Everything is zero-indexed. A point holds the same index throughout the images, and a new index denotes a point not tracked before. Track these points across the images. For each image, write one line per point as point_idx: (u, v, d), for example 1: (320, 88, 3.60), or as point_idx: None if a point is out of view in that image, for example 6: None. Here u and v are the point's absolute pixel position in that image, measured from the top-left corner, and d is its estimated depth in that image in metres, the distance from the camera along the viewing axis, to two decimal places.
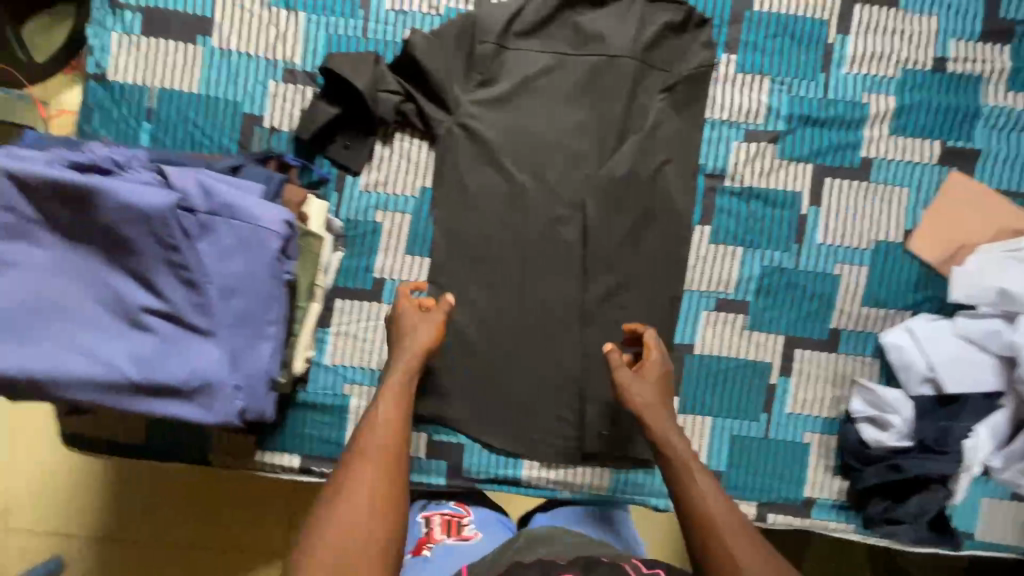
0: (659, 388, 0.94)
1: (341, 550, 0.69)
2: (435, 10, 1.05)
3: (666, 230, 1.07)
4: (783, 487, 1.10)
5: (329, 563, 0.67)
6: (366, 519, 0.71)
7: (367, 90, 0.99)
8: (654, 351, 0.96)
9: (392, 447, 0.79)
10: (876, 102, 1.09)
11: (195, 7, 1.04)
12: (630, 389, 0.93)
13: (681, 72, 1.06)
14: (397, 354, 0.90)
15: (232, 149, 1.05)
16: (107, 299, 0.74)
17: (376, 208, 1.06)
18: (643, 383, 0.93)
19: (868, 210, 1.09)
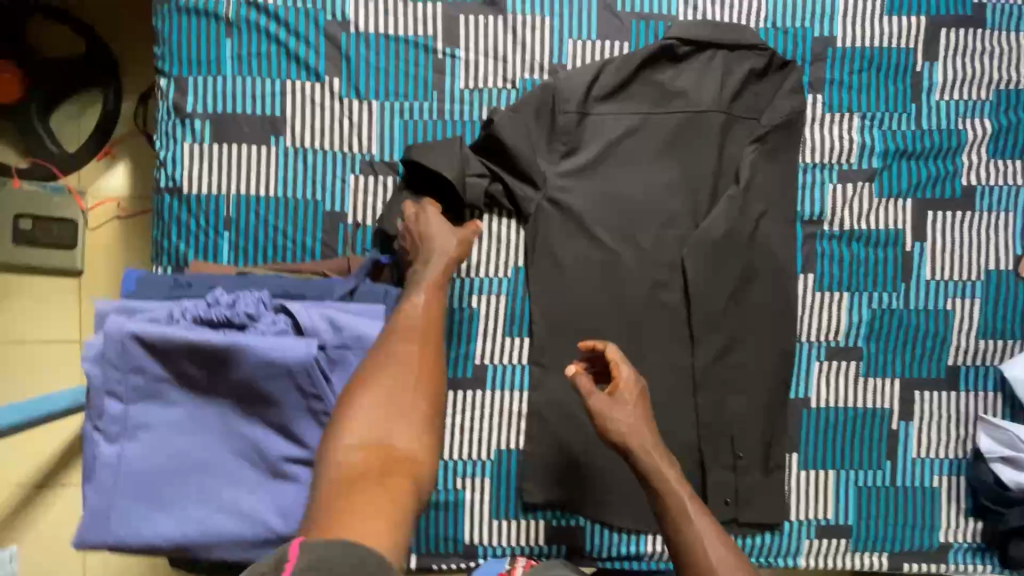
0: (640, 407, 0.88)
1: (380, 441, 0.64)
2: (510, 84, 1.02)
3: (769, 285, 1.03)
4: (916, 535, 1.06)
5: (357, 456, 0.63)
6: (400, 426, 0.66)
7: (456, 178, 0.95)
8: (623, 368, 0.90)
9: (423, 331, 0.73)
10: (972, 126, 1.05)
11: (265, 108, 1.01)
12: (608, 415, 0.87)
13: (771, 121, 1.02)
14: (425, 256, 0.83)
15: (317, 249, 1.02)
16: (244, 449, 0.71)
17: (471, 294, 1.03)
18: (621, 409, 0.87)
19: (974, 240, 1.05)
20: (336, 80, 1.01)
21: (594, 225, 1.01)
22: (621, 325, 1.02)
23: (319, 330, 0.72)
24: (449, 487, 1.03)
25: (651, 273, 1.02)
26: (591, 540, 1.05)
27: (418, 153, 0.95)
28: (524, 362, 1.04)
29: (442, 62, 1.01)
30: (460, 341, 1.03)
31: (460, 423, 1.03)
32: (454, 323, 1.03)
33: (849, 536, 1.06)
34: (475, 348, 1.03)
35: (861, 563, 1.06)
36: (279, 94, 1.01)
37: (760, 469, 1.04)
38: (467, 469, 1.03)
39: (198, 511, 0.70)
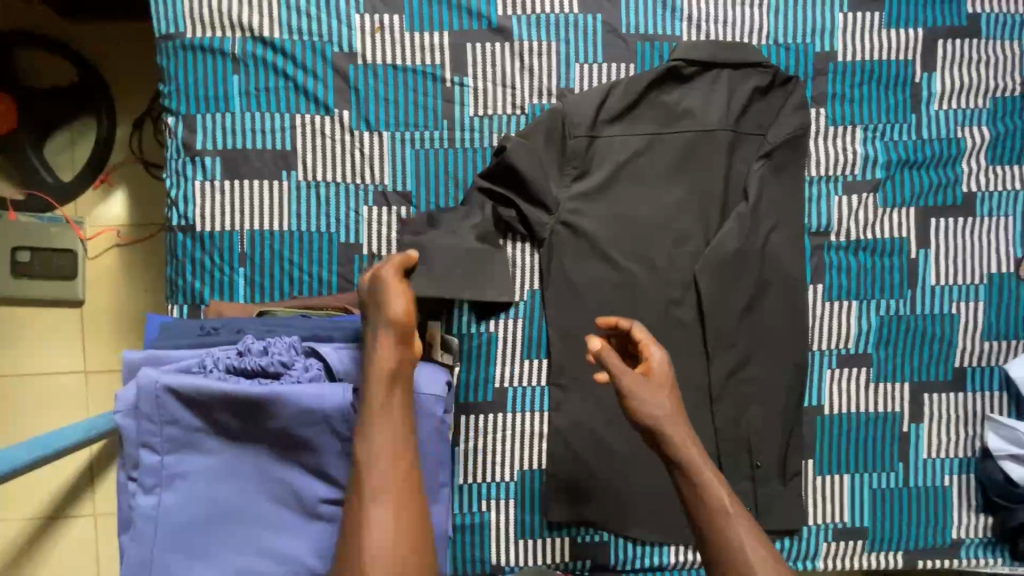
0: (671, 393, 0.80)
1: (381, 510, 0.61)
2: (519, 110, 1.03)
3: (780, 297, 1.06)
4: (929, 532, 1.09)
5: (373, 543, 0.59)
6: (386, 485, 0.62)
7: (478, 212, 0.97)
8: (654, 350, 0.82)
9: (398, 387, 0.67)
10: (971, 134, 1.08)
11: (276, 142, 1.01)
12: (634, 396, 0.78)
13: (777, 136, 1.04)
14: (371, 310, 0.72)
15: (333, 281, 1.02)
16: (281, 494, 0.72)
17: (488, 318, 1.04)
18: (654, 392, 0.78)
19: (976, 245, 1.08)
20: (345, 112, 1.01)
21: (608, 245, 1.03)
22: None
23: (351, 374, 0.72)
24: (474, 509, 1.04)
25: (665, 291, 1.04)
26: (616, 554, 1.07)
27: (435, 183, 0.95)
28: (543, 384, 1.05)
29: (451, 90, 1.02)
30: (480, 366, 1.04)
31: (483, 447, 1.04)
32: (473, 349, 1.04)
33: (865, 537, 1.09)
34: (494, 372, 1.04)
35: (876, 562, 1.09)
36: (289, 128, 1.01)
37: (778, 477, 1.06)
38: (491, 491, 1.04)
39: (238, 557, 0.71)
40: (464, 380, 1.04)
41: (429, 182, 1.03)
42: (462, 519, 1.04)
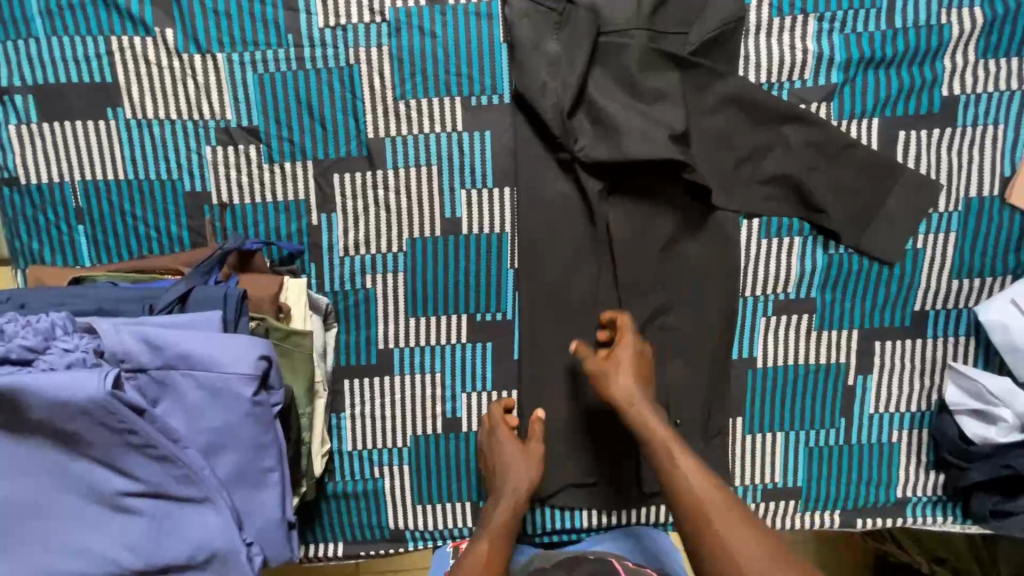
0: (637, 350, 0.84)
1: None
2: (379, 16, 0.84)
3: (706, 237, 0.89)
4: (871, 490, 0.98)
5: None
6: None
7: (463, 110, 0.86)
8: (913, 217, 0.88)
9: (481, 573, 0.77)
10: (958, 19, 0.85)
11: (94, 74, 0.85)
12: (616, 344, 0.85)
13: (703, 34, 0.84)
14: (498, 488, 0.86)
15: (186, 238, 0.89)
16: (78, 487, 0.63)
17: (364, 273, 0.91)
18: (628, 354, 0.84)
19: (953, 164, 0.88)
20: (169, 30, 0.84)
21: (661, 85, 0.84)
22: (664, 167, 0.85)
23: (135, 354, 0.61)
24: (367, 476, 0.97)
25: (757, 182, 0.88)
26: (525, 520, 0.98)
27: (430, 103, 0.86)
28: (457, 342, 0.93)
29: None
30: (359, 326, 0.93)
31: (372, 412, 0.95)
32: (348, 307, 0.92)
33: (799, 497, 0.98)
34: (376, 332, 0.93)
35: (813, 523, 0.99)
36: (106, 54, 0.84)
37: (700, 436, 0.95)
38: (384, 458, 0.97)
39: (39, 555, 0.63)
40: (342, 341, 0.93)
41: (279, 113, 0.86)
42: (354, 486, 0.97)
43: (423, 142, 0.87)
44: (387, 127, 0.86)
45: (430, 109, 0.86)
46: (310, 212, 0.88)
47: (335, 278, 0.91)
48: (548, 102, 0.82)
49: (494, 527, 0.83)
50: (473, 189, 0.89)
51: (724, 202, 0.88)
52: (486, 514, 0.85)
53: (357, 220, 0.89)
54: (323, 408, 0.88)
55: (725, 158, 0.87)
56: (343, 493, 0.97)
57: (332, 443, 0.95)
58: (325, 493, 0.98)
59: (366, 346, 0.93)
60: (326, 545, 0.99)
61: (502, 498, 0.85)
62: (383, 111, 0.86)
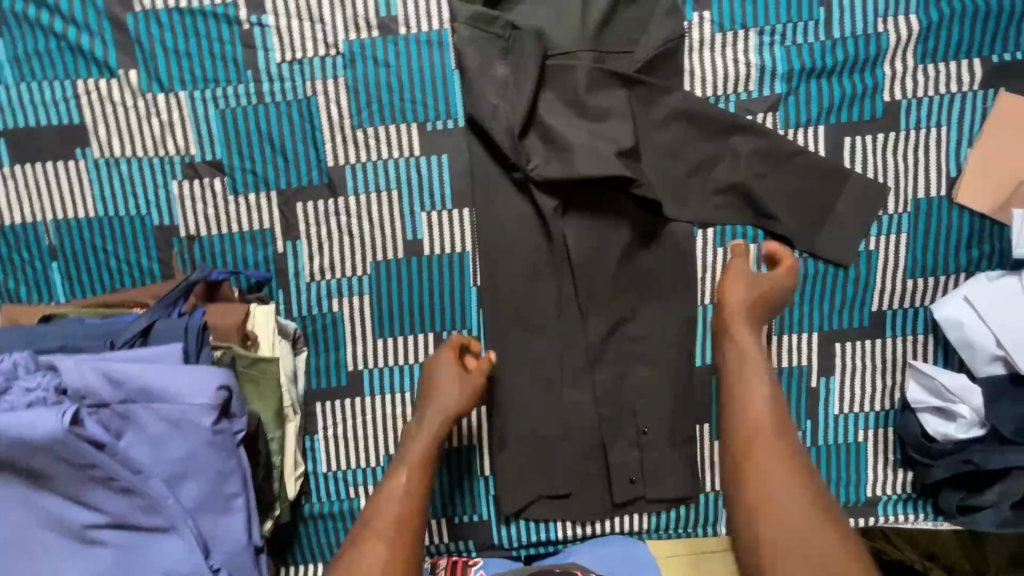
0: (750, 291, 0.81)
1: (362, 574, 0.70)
2: (334, 49, 0.87)
3: (662, 249, 0.92)
4: (842, 490, 0.99)
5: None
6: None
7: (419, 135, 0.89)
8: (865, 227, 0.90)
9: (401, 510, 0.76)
10: (895, 27, 0.87)
11: (62, 116, 0.88)
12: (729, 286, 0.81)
13: (647, 52, 0.86)
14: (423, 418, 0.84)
15: (156, 271, 0.92)
16: (46, 521, 0.65)
17: (330, 297, 0.93)
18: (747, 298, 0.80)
19: (900, 167, 0.90)
20: (132, 71, 0.87)
21: (609, 103, 0.86)
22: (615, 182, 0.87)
23: (96, 390, 0.64)
24: (343, 496, 0.99)
25: (709, 193, 0.90)
26: (500, 533, 1.00)
27: (386, 130, 0.89)
28: (425, 360, 0.95)
29: (250, 33, 0.86)
30: (328, 349, 0.95)
31: (345, 433, 0.97)
32: (317, 331, 0.94)
33: None
34: (345, 354, 0.95)
35: None
36: (73, 97, 0.87)
37: (667, 444, 0.96)
38: (358, 478, 0.98)
39: None
40: (312, 365, 0.95)
41: (241, 147, 0.89)
42: (331, 506, 0.98)
43: (382, 169, 0.90)
44: (347, 154, 0.89)
45: (387, 136, 0.89)
46: (275, 240, 0.91)
47: (303, 303, 0.93)
48: (499, 125, 0.85)
49: (414, 462, 0.80)
50: (433, 211, 0.91)
51: (676, 214, 0.90)
52: (407, 445, 0.83)
53: (321, 246, 0.91)
54: (294, 431, 0.90)
55: (676, 171, 0.90)
56: (320, 514, 0.99)
57: (307, 465, 0.97)
58: (303, 514, 0.99)
59: (336, 368, 0.95)
60: (306, 566, 1.00)
61: (427, 429, 0.83)
62: (342, 140, 0.89)
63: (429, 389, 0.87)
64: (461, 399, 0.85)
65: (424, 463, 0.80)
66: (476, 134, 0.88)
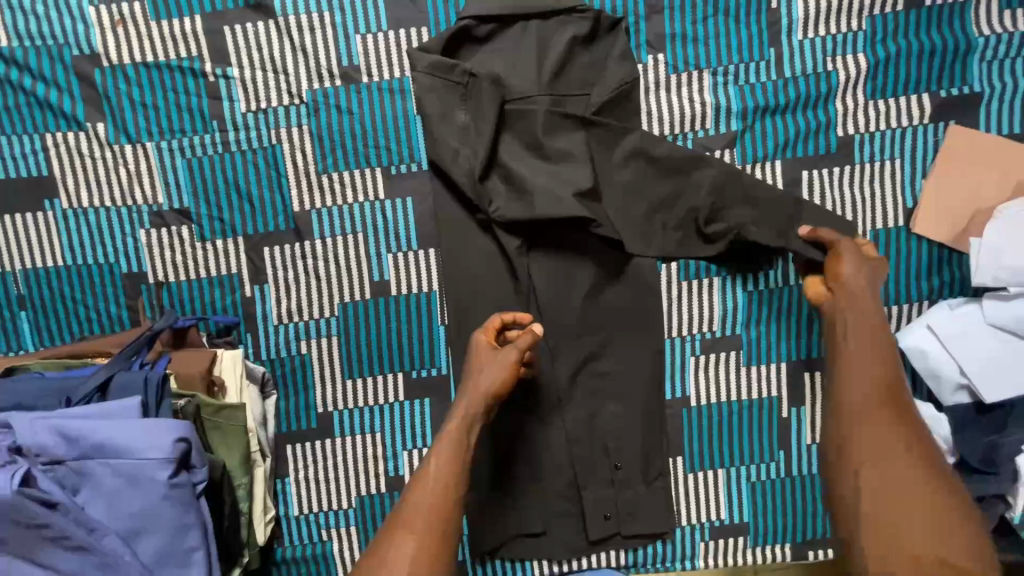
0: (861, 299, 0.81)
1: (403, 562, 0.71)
2: (298, 98, 0.89)
3: (627, 285, 0.93)
4: (818, 521, 0.98)
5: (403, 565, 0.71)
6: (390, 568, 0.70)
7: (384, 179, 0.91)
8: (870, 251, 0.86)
9: (439, 501, 0.75)
10: (844, 66, 0.90)
11: (31, 169, 0.89)
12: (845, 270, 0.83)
13: (603, 95, 0.88)
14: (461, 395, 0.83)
15: (124, 318, 0.92)
16: None
17: (299, 339, 0.93)
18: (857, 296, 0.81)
19: (857, 199, 0.92)
20: (100, 124, 0.88)
21: (567, 145, 0.88)
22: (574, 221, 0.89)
23: (50, 447, 0.64)
24: (316, 540, 0.97)
25: (670, 228, 0.91)
26: (477, 573, 0.99)
27: (351, 175, 0.90)
28: (395, 400, 0.95)
29: (215, 85, 0.88)
30: (298, 391, 0.95)
31: (317, 475, 0.97)
32: (286, 374, 0.94)
33: (746, 532, 0.99)
34: (315, 396, 0.95)
35: (763, 557, 0.99)
36: (41, 150, 0.89)
37: (641, 479, 0.96)
38: (331, 520, 0.97)
39: None
40: (282, 408, 0.95)
41: (209, 194, 0.90)
42: (304, 551, 0.97)
43: (348, 213, 0.91)
44: (313, 199, 0.91)
45: (352, 180, 0.90)
46: (243, 285, 0.92)
47: (272, 346, 0.93)
48: (460, 168, 0.87)
49: (450, 447, 0.79)
50: (400, 253, 0.92)
51: (638, 251, 0.91)
52: (446, 424, 0.81)
53: (289, 289, 0.92)
54: (263, 477, 0.89)
55: (636, 206, 0.90)
56: (292, 559, 0.97)
57: (278, 509, 0.96)
58: (275, 559, 0.98)
59: (306, 410, 0.95)
60: None
61: (466, 410, 0.81)
62: (307, 185, 0.90)
63: (467, 368, 0.85)
64: (500, 379, 0.82)
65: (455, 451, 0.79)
66: (438, 177, 0.90)
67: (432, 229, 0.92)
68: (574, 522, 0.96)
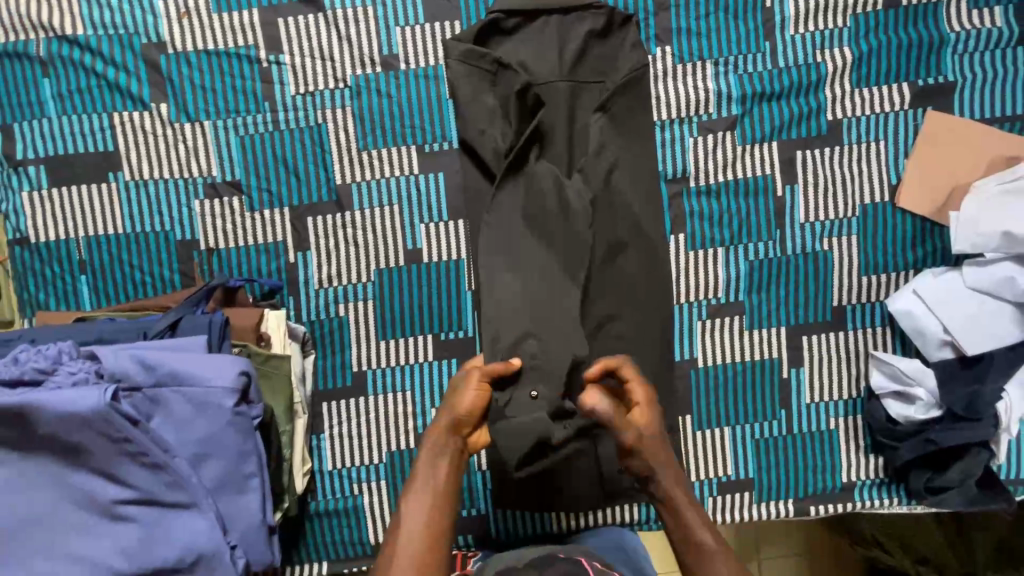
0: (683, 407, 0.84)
1: None
2: (343, 82, 0.99)
3: (638, 255, 1.01)
4: (818, 477, 1.05)
5: None
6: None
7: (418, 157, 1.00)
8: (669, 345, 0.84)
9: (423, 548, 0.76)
10: (832, 58, 1.00)
11: (98, 144, 0.98)
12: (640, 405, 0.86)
13: (616, 81, 0.99)
14: (433, 436, 0.83)
15: (176, 280, 1.00)
16: (78, 499, 0.71)
17: (337, 302, 1.01)
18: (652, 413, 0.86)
19: (847, 176, 1.02)
20: (163, 104, 0.98)
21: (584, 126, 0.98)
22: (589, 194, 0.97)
23: (130, 373, 0.71)
24: (347, 493, 1.04)
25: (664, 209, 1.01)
26: (499, 526, 1.06)
27: (389, 152, 1.00)
28: (424, 360, 1.03)
29: (269, 70, 0.98)
30: (335, 351, 1.02)
31: (350, 431, 1.03)
32: (324, 335, 1.02)
33: (751, 488, 1.05)
34: (350, 356, 1.02)
35: (768, 513, 1.05)
36: (108, 127, 0.98)
37: None
38: (362, 475, 1.04)
39: (44, 565, 0.71)
40: (319, 367, 1.03)
41: (259, 168, 0.99)
42: (335, 503, 1.03)
43: (384, 186, 1.00)
44: (353, 174, 1.00)
45: (389, 157, 1.00)
46: (287, 252, 1.00)
47: (312, 308, 1.01)
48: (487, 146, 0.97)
49: (432, 494, 0.79)
50: (431, 223, 1.01)
51: (642, 225, 1.01)
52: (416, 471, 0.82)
53: (329, 255, 1.00)
54: (303, 427, 0.96)
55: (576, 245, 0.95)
56: (325, 511, 1.04)
57: (313, 463, 1.03)
58: (309, 513, 1.04)
59: (341, 369, 1.02)
60: (311, 565, 1.04)
61: (434, 443, 0.82)
62: (348, 162, 0.99)
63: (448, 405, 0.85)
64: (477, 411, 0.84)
65: (438, 468, 0.81)
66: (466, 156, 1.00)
67: (459, 201, 1.01)
68: (590, 476, 1.03)
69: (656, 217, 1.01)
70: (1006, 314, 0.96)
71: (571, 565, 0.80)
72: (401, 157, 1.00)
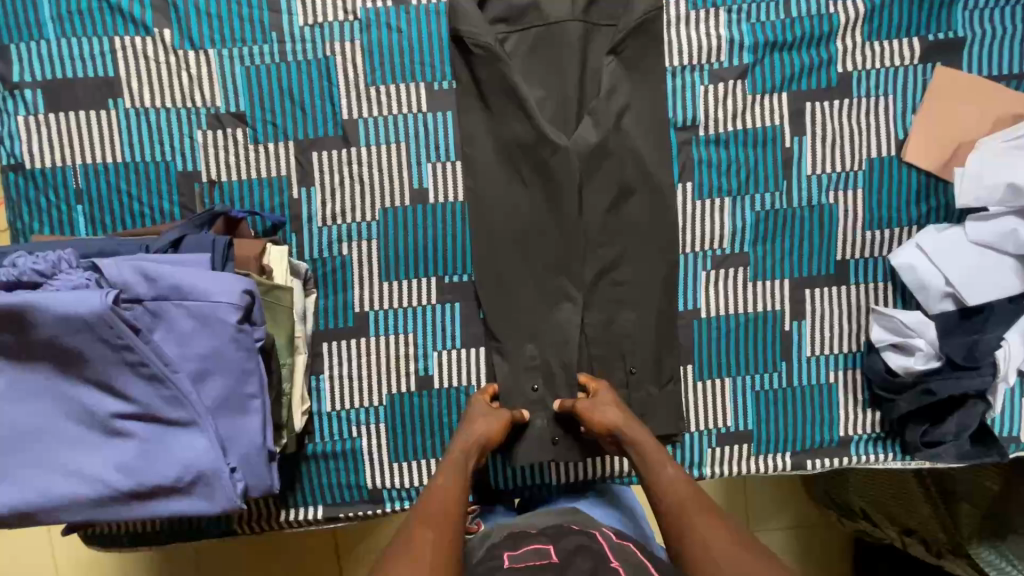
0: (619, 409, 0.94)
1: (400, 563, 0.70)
2: (352, 14, 0.97)
3: (646, 202, 1.00)
4: (815, 431, 1.06)
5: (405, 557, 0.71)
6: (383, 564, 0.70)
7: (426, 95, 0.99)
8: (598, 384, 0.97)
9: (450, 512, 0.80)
10: (844, 9, 1.00)
11: (98, 69, 0.96)
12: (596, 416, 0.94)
13: (629, 24, 0.98)
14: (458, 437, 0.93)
15: (175, 213, 0.98)
16: (74, 412, 0.70)
17: (340, 241, 1.00)
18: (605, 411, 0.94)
19: (854, 129, 1.02)
20: (166, 30, 0.95)
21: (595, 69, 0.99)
22: (598, 136, 0.97)
23: (132, 284, 0.70)
24: (346, 436, 1.02)
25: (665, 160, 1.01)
26: (498, 475, 1.05)
27: (397, 88, 0.98)
28: (427, 303, 1.02)
29: None
30: (337, 291, 1.01)
31: (350, 373, 1.02)
32: (327, 274, 1.00)
33: (750, 440, 1.06)
34: (353, 296, 1.01)
35: (766, 466, 1.06)
36: (109, 52, 0.95)
37: (653, 383, 1.02)
38: (362, 417, 1.02)
39: (38, 478, 0.69)
40: (321, 306, 1.01)
41: (263, 100, 0.97)
42: (333, 446, 1.02)
43: (392, 123, 0.98)
44: (360, 109, 0.98)
45: (397, 93, 0.98)
46: (291, 187, 0.98)
47: (314, 246, 1.00)
48: (496, 85, 0.97)
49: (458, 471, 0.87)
50: (438, 163, 1.00)
51: (651, 171, 1.00)
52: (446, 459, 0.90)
53: (334, 192, 0.99)
54: (303, 364, 0.95)
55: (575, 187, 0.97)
56: (322, 454, 1.02)
57: (312, 404, 1.01)
58: (306, 454, 1.02)
59: (342, 309, 1.01)
60: (307, 508, 1.03)
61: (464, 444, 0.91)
62: (355, 97, 0.98)
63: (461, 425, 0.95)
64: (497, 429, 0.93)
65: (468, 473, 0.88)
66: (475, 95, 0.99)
67: (468, 141, 0.99)
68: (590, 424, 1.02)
69: (663, 165, 1.00)
70: (1007, 267, 0.97)
71: (584, 536, 0.78)
72: (410, 94, 0.98)
